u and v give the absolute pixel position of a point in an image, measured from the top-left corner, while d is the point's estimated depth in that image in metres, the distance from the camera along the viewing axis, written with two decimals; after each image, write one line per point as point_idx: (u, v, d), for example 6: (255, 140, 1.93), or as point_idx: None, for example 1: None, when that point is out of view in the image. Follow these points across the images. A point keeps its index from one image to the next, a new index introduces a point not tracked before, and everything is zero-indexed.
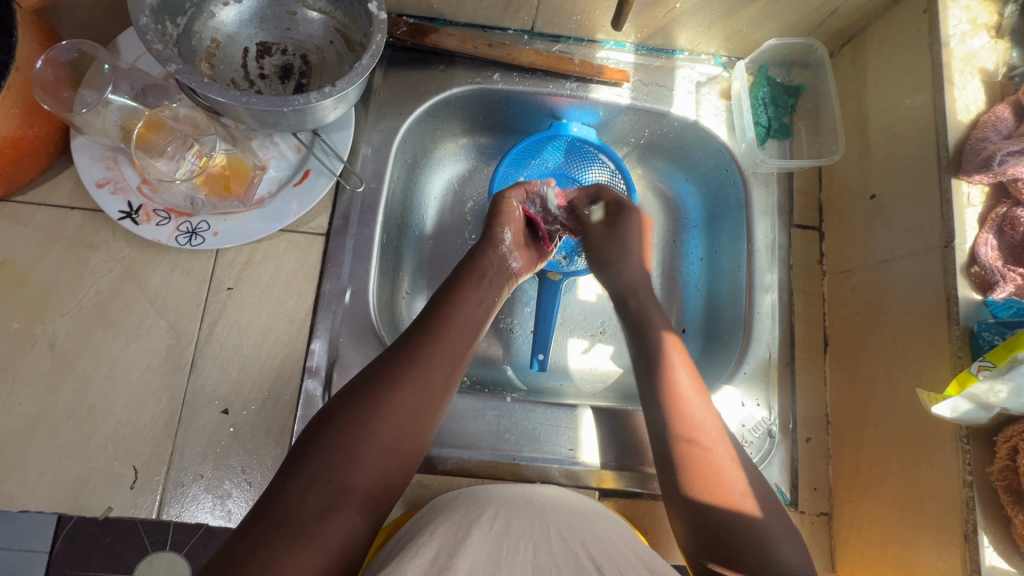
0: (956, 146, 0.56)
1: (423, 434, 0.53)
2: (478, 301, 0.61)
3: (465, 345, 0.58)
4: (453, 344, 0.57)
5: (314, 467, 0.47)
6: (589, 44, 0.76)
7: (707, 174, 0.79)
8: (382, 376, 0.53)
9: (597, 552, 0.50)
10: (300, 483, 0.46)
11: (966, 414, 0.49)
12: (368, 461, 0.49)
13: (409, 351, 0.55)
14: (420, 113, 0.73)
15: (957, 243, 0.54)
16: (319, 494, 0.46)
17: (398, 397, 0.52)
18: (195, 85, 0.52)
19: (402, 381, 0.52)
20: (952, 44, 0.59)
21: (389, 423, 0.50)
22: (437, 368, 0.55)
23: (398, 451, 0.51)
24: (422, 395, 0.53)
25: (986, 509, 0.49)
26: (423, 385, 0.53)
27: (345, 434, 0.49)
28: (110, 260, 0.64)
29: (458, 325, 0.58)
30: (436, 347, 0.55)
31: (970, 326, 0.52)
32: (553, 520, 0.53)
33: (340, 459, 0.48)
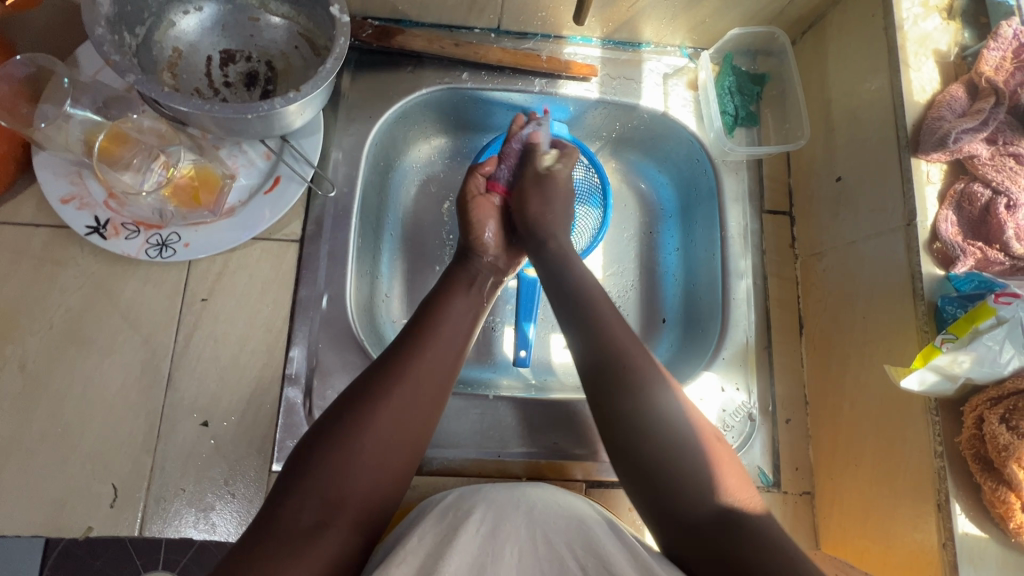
0: (914, 126, 0.58)
1: (420, 442, 0.52)
2: (471, 306, 0.61)
3: (457, 348, 0.57)
4: (442, 351, 0.56)
5: (309, 482, 0.47)
6: (556, 40, 0.76)
7: (679, 165, 0.80)
8: (370, 386, 0.52)
9: (583, 552, 0.49)
10: (297, 500, 0.46)
11: (934, 386, 0.50)
12: (363, 473, 0.48)
13: (395, 359, 0.54)
14: (390, 115, 0.73)
15: (919, 221, 0.55)
16: (316, 509, 0.46)
17: (388, 408, 0.51)
18: (156, 95, 0.52)
19: (389, 390, 0.52)
20: (906, 27, 0.60)
21: (383, 436, 0.50)
22: (425, 376, 0.53)
23: (395, 462, 0.50)
24: (415, 403, 0.52)
25: (957, 478, 0.50)
26: (416, 393, 0.52)
27: (338, 448, 0.48)
28: (79, 276, 0.63)
29: (450, 331, 0.58)
30: (424, 354, 0.55)
31: (934, 301, 0.54)
32: (540, 520, 0.52)
33: (334, 474, 0.47)
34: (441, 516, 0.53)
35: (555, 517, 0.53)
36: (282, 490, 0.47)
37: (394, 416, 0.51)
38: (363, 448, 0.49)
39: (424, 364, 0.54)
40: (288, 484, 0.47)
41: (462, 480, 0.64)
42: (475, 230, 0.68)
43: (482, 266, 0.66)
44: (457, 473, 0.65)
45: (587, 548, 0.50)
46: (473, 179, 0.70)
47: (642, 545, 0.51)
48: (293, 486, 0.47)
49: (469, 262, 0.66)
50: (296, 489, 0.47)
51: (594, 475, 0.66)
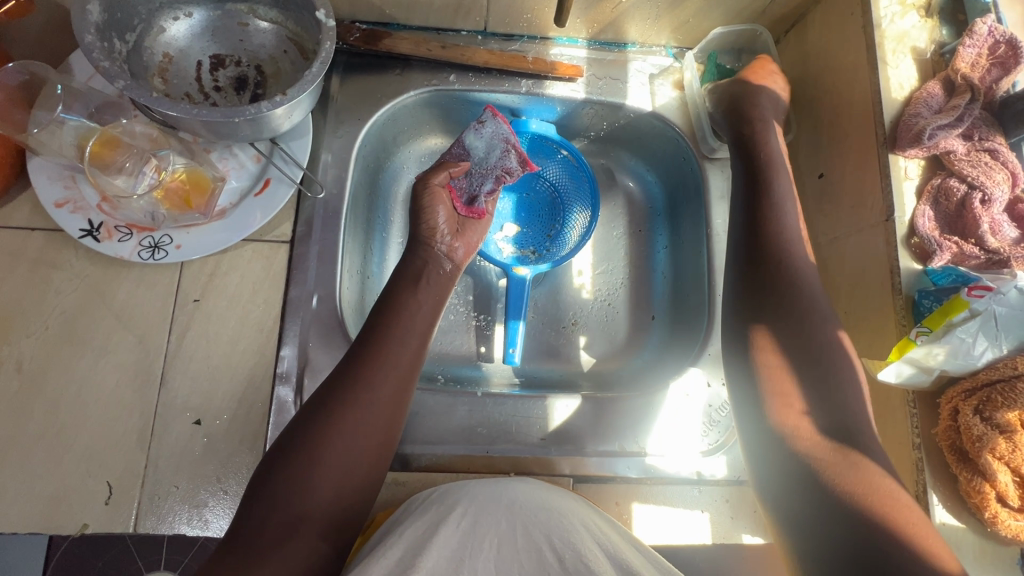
0: (892, 122, 0.58)
1: (380, 452, 0.54)
2: (429, 312, 0.62)
3: (414, 355, 0.58)
4: (397, 354, 0.57)
5: (271, 495, 0.49)
6: (543, 41, 0.77)
7: (667, 163, 0.81)
8: (330, 398, 0.53)
9: (560, 543, 0.53)
10: (261, 513, 0.48)
11: (910, 378, 0.51)
12: (323, 484, 0.50)
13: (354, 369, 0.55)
14: (379, 118, 0.74)
15: (897, 217, 0.56)
16: (277, 521, 0.48)
17: (345, 418, 0.52)
18: (146, 100, 0.53)
19: (348, 401, 0.53)
20: (884, 25, 0.61)
21: (342, 448, 0.51)
22: (380, 381, 0.55)
23: (355, 472, 0.52)
24: (373, 413, 0.53)
25: (934, 469, 0.51)
26: (375, 403, 0.54)
27: (297, 462, 0.50)
28: (73, 278, 0.65)
29: (409, 338, 0.58)
30: (382, 363, 0.55)
31: (912, 294, 0.54)
32: (520, 515, 0.55)
33: (294, 487, 0.49)
34: (425, 509, 0.55)
35: (534, 510, 0.56)
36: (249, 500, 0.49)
37: (352, 427, 0.52)
38: (322, 460, 0.50)
39: (384, 374, 0.55)
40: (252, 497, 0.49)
41: (450, 476, 0.65)
42: (426, 218, 0.66)
43: (434, 261, 0.65)
44: (446, 469, 0.66)
45: (564, 540, 0.53)
46: (434, 171, 0.68)
47: (614, 541, 0.54)
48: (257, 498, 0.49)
49: (423, 253, 0.65)
50: (258, 503, 0.48)
51: (581, 470, 0.67)
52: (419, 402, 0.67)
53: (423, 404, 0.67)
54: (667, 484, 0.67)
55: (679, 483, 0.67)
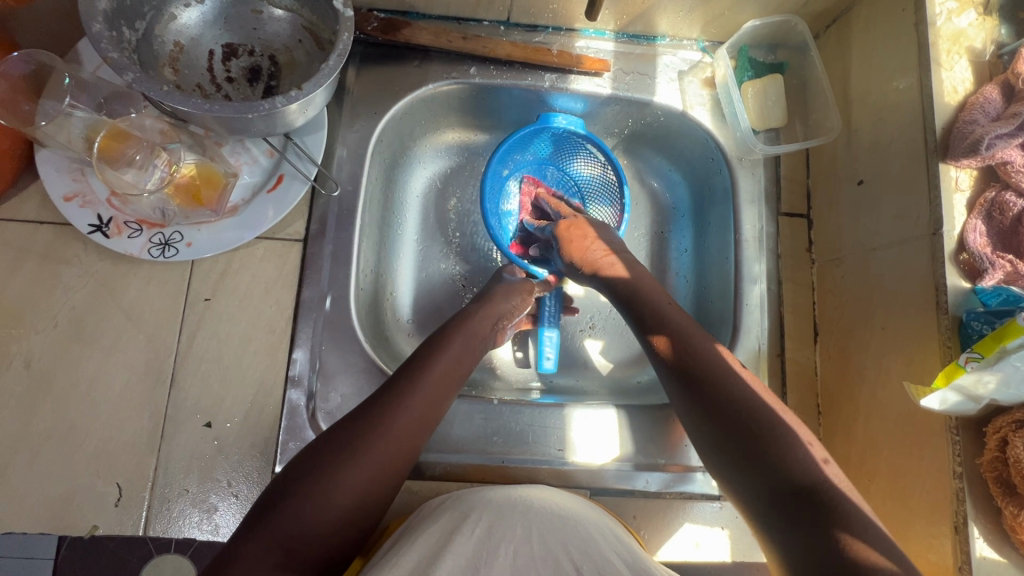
0: (945, 129, 0.55)
1: (387, 493, 0.51)
2: (458, 354, 0.59)
3: (444, 396, 0.56)
4: (440, 375, 0.57)
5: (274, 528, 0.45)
6: (568, 33, 0.73)
7: (693, 163, 0.78)
8: (350, 435, 0.51)
9: (578, 557, 0.51)
10: (256, 547, 0.44)
11: (955, 405, 0.48)
12: (329, 520, 0.47)
13: (378, 407, 0.53)
14: (396, 111, 0.71)
15: (945, 230, 0.53)
16: (276, 560, 0.44)
17: (383, 436, 0.51)
18: (155, 94, 0.50)
19: (387, 419, 0.52)
20: (939, 23, 0.57)
21: (357, 484, 0.49)
22: (417, 403, 0.54)
23: (361, 512, 0.49)
24: (393, 452, 0.51)
25: (976, 500, 0.48)
26: (399, 440, 0.52)
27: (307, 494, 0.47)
28: (83, 275, 0.63)
29: (442, 380, 0.57)
30: (411, 402, 0.54)
31: (959, 315, 0.51)
32: (536, 521, 0.53)
33: (300, 520, 0.46)
34: (439, 515, 0.54)
35: (551, 517, 0.54)
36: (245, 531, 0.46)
37: (389, 446, 0.51)
38: (335, 494, 0.48)
39: (412, 413, 0.53)
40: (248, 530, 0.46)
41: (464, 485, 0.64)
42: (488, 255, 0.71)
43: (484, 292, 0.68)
44: (459, 478, 0.64)
45: (582, 551, 0.51)
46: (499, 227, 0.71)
47: (633, 548, 0.53)
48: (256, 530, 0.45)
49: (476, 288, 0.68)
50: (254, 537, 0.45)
51: (598, 482, 0.65)
52: None
53: None
54: (686, 499, 0.65)
55: (698, 498, 0.65)
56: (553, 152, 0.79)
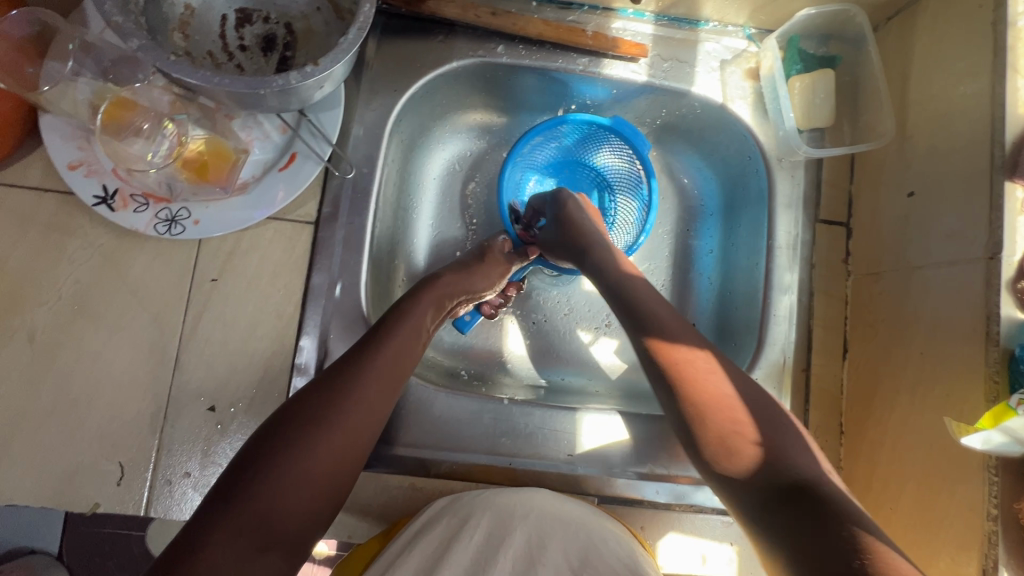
0: (1014, 144, 0.50)
1: (350, 472, 0.48)
2: (414, 331, 0.56)
3: (402, 371, 0.54)
4: (403, 342, 0.55)
5: (241, 507, 0.42)
6: (605, 12, 0.68)
7: (727, 160, 0.73)
8: (314, 406, 0.47)
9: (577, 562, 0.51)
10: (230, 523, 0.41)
11: (1000, 447, 0.45)
12: (300, 495, 0.44)
13: (334, 379, 0.50)
14: (417, 90, 0.67)
15: (1004, 255, 0.49)
16: (246, 543, 0.41)
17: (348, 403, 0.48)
18: (161, 64, 0.47)
19: (353, 385, 0.50)
20: (1020, 24, 0.51)
21: (318, 459, 0.45)
22: (380, 370, 0.52)
23: (328, 486, 0.46)
24: (354, 424, 0.48)
25: (1010, 545, 0.46)
26: (356, 413, 0.48)
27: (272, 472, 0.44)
28: (87, 248, 0.61)
29: (403, 346, 0.54)
30: (368, 373, 0.51)
31: (1010, 348, 0.48)
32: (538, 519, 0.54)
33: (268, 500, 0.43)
34: (437, 523, 0.55)
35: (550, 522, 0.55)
36: (206, 517, 0.41)
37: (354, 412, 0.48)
38: (300, 471, 0.44)
39: (371, 385, 0.50)
40: (211, 513, 0.42)
41: (469, 484, 0.62)
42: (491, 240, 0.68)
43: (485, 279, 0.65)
44: (465, 477, 0.63)
45: (577, 549, 0.52)
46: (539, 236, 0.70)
47: (639, 553, 0.53)
48: (221, 514, 0.41)
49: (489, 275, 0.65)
50: (222, 519, 0.41)
51: (607, 489, 0.63)
52: (441, 404, 0.63)
53: (445, 407, 0.63)
54: (695, 512, 0.63)
55: (708, 511, 0.63)
56: (578, 143, 0.75)
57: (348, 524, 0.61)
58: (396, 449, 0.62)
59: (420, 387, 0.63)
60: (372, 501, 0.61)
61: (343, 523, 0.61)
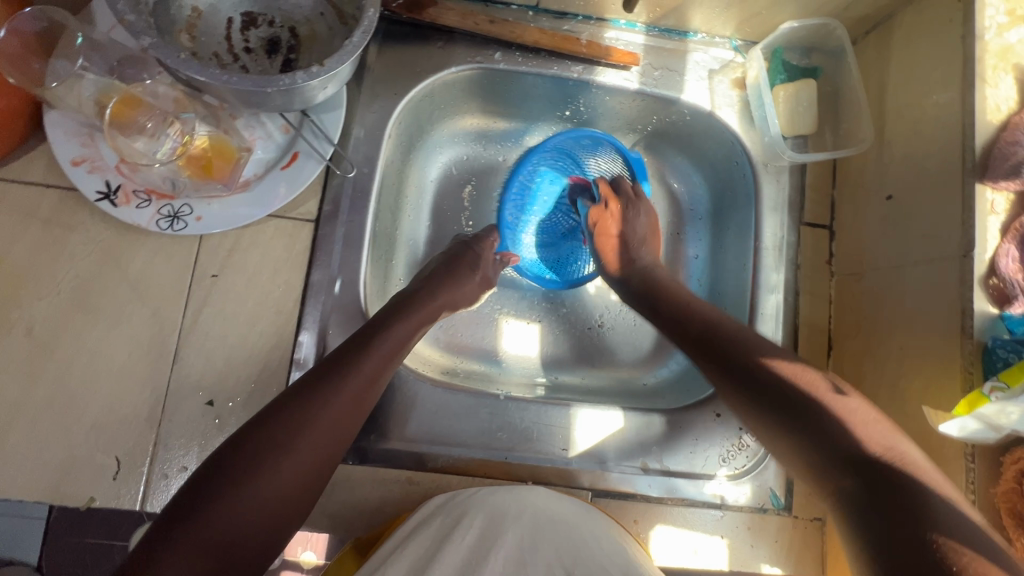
0: (984, 149, 0.53)
1: (312, 492, 0.49)
2: (389, 351, 0.56)
3: (374, 390, 0.54)
4: (374, 361, 0.55)
5: (195, 531, 0.42)
6: (598, 22, 0.71)
7: (716, 165, 0.76)
8: (278, 425, 0.48)
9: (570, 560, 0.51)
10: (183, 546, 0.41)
11: (975, 433, 0.48)
12: (256, 516, 0.45)
13: (305, 396, 0.50)
14: (416, 94, 0.69)
15: (976, 253, 0.51)
16: (203, 565, 0.41)
17: (314, 423, 0.49)
18: (172, 62, 0.48)
19: (321, 405, 0.50)
20: (987, 38, 0.54)
21: (281, 481, 0.46)
22: (348, 390, 0.52)
23: (285, 507, 0.46)
24: (319, 448, 0.49)
25: (988, 530, 0.47)
26: (322, 436, 0.49)
27: (235, 492, 0.44)
28: (88, 243, 0.62)
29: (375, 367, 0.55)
30: (336, 393, 0.51)
31: (984, 341, 0.50)
32: (531, 522, 0.55)
33: (225, 520, 0.43)
34: (431, 523, 0.56)
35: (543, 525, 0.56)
36: (161, 536, 0.42)
37: (318, 432, 0.49)
38: (257, 494, 0.45)
39: (338, 406, 0.51)
40: (165, 535, 0.42)
41: (466, 479, 0.63)
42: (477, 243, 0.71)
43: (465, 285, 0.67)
44: (462, 471, 0.64)
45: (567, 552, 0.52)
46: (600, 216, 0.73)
47: (632, 552, 0.55)
48: (179, 534, 0.41)
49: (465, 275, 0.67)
50: (180, 542, 0.41)
51: (600, 484, 0.64)
52: (438, 399, 0.65)
53: (442, 402, 0.64)
54: (688, 506, 0.64)
55: (700, 505, 0.65)
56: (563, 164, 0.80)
57: (345, 519, 0.61)
58: (393, 444, 0.63)
59: (418, 383, 0.64)
60: (369, 495, 0.62)
61: (339, 518, 0.61)
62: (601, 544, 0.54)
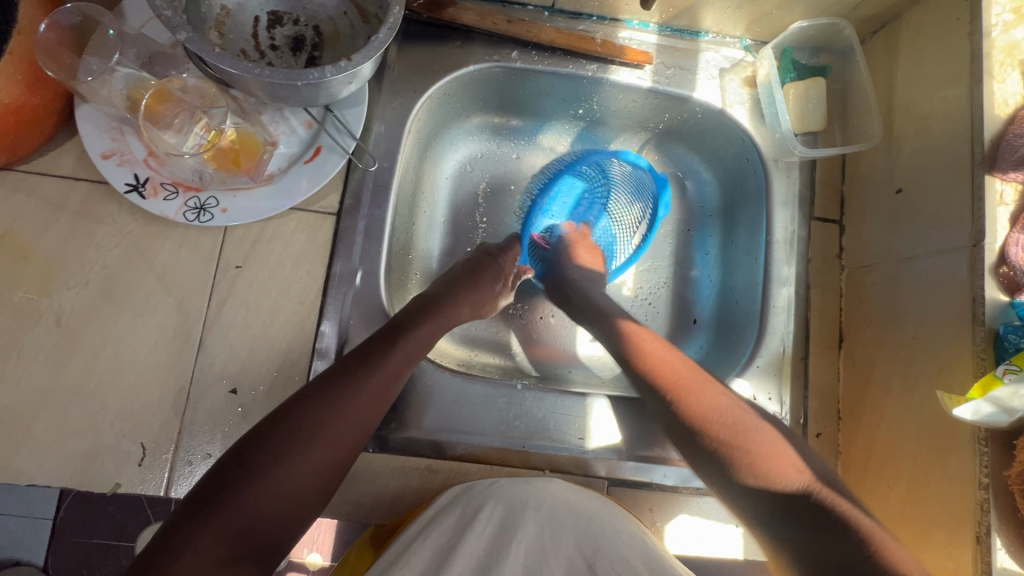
0: (992, 142, 0.54)
1: (327, 489, 0.50)
2: (412, 353, 0.57)
3: (393, 391, 0.55)
4: (396, 363, 0.55)
5: (216, 522, 0.43)
6: (612, 22, 0.73)
7: (727, 161, 0.77)
8: (301, 422, 0.48)
9: (590, 554, 0.53)
10: (201, 536, 0.42)
11: (988, 417, 0.49)
12: (274, 508, 0.46)
13: (325, 394, 0.50)
14: (435, 91, 0.71)
15: (987, 243, 0.53)
16: (220, 553, 0.42)
17: (334, 424, 0.49)
18: (205, 54, 0.50)
19: (342, 406, 0.50)
20: (994, 35, 0.56)
21: (303, 471, 0.47)
22: (368, 390, 0.52)
23: (302, 501, 0.47)
24: (342, 441, 0.50)
25: (1000, 512, 0.49)
26: (343, 432, 0.50)
27: (259, 480, 0.45)
28: (116, 234, 0.63)
29: (398, 369, 0.55)
30: (358, 394, 0.52)
31: (995, 327, 0.51)
32: (549, 518, 0.56)
33: (244, 511, 0.44)
34: (450, 513, 0.56)
35: (563, 518, 0.56)
36: (182, 522, 0.42)
37: (338, 433, 0.50)
38: (277, 489, 0.46)
39: (359, 407, 0.51)
40: (186, 523, 0.42)
41: (484, 467, 0.64)
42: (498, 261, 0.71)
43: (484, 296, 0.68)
44: (480, 460, 0.65)
45: (584, 548, 0.53)
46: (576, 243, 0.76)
47: (652, 545, 0.55)
48: (205, 519, 0.43)
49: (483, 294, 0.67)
50: (205, 526, 0.42)
51: (616, 473, 0.65)
52: (455, 388, 0.66)
53: (461, 391, 0.66)
54: (702, 495, 0.65)
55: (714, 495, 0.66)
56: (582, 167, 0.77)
57: (365, 507, 0.62)
58: (412, 432, 0.64)
59: (437, 373, 0.66)
60: (390, 483, 0.63)
61: (360, 505, 0.62)
62: (620, 537, 0.55)
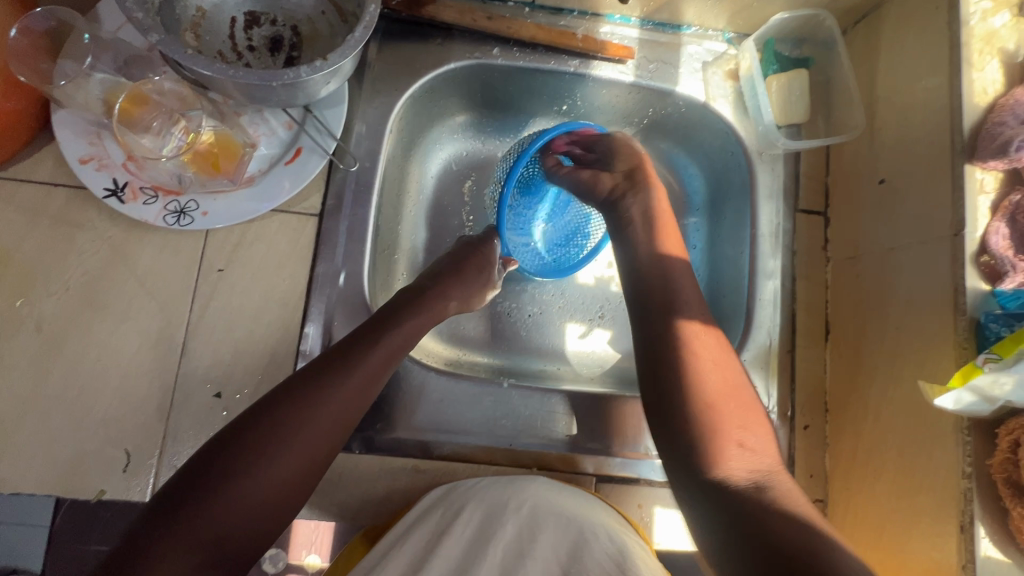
0: (972, 131, 0.54)
1: (305, 490, 0.48)
2: (393, 348, 0.55)
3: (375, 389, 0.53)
4: (373, 360, 0.53)
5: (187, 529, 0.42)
6: (593, 18, 0.73)
7: (712, 155, 0.77)
8: (274, 424, 0.47)
9: (568, 557, 0.53)
10: (169, 544, 0.41)
11: (969, 406, 0.48)
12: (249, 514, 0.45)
13: (299, 393, 0.49)
14: (417, 90, 0.71)
15: (968, 232, 0.53)
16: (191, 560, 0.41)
17: (308, 425, 0.48)
18: (179, 57, 0.49)
19: (317, 406, 0.48)
20: (972, 23, 0.56)
21: (275, 476, 0.46)
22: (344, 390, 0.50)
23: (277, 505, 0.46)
24: (318, 444, 0.48)
25: (984, 501, 0.49)
26: (318, 434, 0.48)
27: (229, 486, 0.44)
28: (96, 240, 0.63)
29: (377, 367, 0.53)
30: (334, 394, 0.50)
31: (976, 317, 0.52)
32: (529, 517, 0.55)
33: (215, 518, 0.43)
34: (431, 515, 0.57)
35: (543, 516, 0.56)
36: (154, 529, 0.42)
37: (313, 434, 0.48)
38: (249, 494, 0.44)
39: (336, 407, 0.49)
40: (156, 529, 0.42)
41: (472, 466, 0.64)
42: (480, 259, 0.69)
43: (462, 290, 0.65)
44: (467, 459, 0.65)
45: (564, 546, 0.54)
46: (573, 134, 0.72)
47: (632, 541, 0.54)
48: (171, 528, 0.42)
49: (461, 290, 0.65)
50: (172, 533, 0.42)
51: (604, 469, 0.65)
52: (442, 388, 0.65)
53: (447, 391, 0.65)
54: None
55: None
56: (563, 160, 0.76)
57: (353, 508, 0.62)
58: (398, 433, 0.64)
59: (422, 373, 0.65)
60: (377, 485, 0.62)
61: (347, 506, 0.62)
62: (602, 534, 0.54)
